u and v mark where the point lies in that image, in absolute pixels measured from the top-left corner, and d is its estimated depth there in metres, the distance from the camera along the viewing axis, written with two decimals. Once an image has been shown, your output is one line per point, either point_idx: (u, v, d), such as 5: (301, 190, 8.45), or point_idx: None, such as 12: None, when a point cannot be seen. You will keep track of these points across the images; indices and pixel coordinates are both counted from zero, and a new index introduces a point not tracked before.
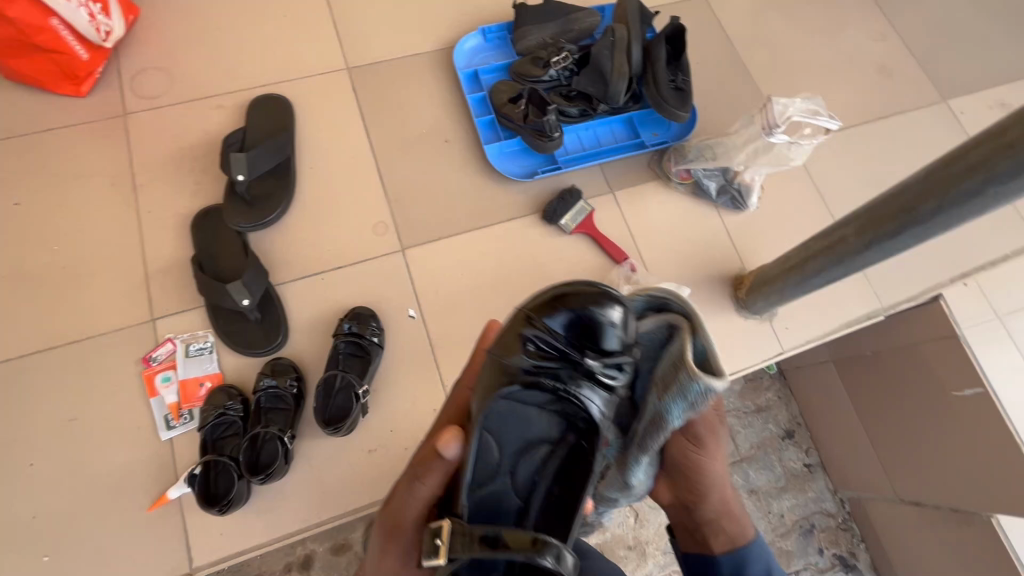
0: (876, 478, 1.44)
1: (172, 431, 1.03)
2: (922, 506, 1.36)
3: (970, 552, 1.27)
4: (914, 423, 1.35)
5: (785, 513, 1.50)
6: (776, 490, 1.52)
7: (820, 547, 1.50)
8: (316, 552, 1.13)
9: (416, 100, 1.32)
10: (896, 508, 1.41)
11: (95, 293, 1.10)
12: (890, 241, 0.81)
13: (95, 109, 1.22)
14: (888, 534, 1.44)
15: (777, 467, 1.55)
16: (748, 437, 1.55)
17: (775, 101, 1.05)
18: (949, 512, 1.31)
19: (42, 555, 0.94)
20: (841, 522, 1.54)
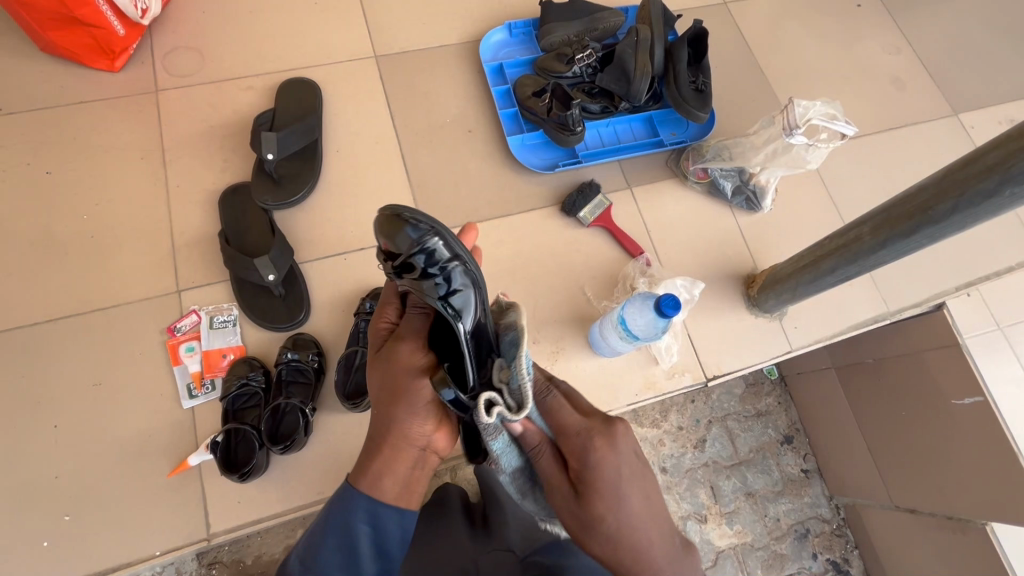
0: (872, 483, 1.47)
1: (194, 399, 1.05)
2: (917, 513, 1.39)
3: (964, 560, 1.30)
4: (914, 429, 1.38)
5: (781, 517, 1.53)
6: (773, 494, 1.55)
7: (814, 552, 1.53)
8: None
9: (441, 90, 1.35)
10: (892, 514, 1.44)
11: (122, 263, 1.12)
12: (904, 240, 0.84)
13: (128, 84, 1.25)
14: (882, 540, 1.46)
15: (775, 471, 1.57)
16: (747, 440, 1.58)
17: (797, 104, 1.07)
18: (944, 519, 1.34)
19: (63, 514, 0.96)
20: (835, 528, 1.56)
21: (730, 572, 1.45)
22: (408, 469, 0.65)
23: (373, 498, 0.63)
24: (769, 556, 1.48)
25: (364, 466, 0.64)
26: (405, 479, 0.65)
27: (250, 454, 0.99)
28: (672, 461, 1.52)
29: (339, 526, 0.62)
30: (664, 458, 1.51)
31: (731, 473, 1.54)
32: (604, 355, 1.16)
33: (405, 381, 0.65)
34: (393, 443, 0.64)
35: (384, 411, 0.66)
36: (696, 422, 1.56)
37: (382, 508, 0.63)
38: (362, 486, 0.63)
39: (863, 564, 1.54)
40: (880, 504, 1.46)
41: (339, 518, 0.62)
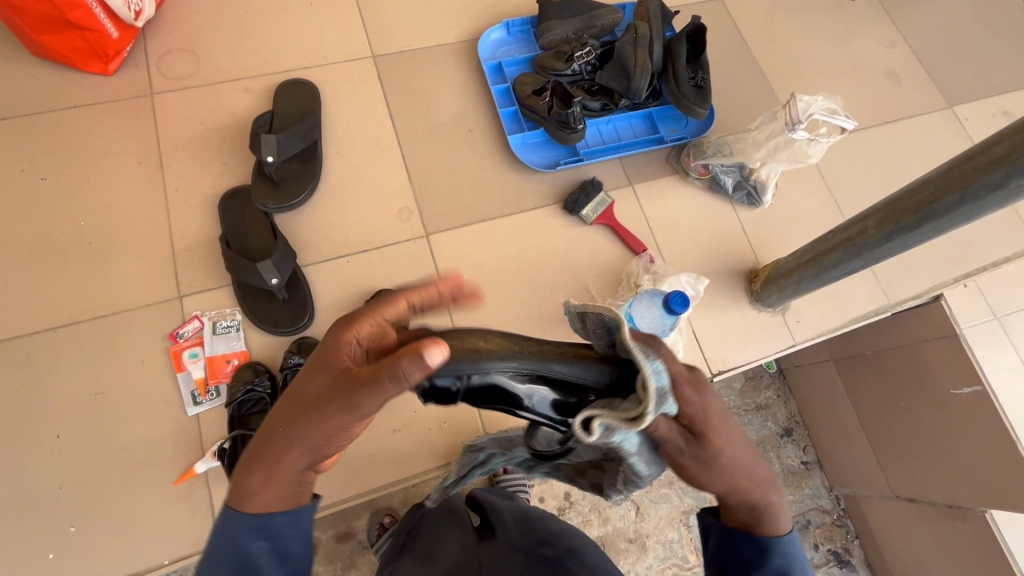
0: (871, 473, 1.48)
1: (199, 406, 1.04)
2: (917, 502, 1.41)
3: (963, 547, 1.32)
4: (914, 419, 1.39)
5: None
6: None
7: (815, 543, 1.54)
8: (321, 539, 1.15)
9: (441, 89, 1.34)
10: (892, 504, 1.45)
11: (122, 270, 1.10)
12: (910, 233, 0.85)
13: (122, 88, 1.23)
14: (883, 529, 1.48)
15: (775, 464, 1.59)
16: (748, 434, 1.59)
17: (798, 99, 1.08)
18: (945, 507, 1.35)
19: (69, 525, 0.95)
20: (836, 518, 1.58)
21: None
22: (290, 492, 0.60)
23: (257, 518, 0.59)
24: None
25: (256, 480, 0.59)
26: (287, 500, 0.61)
27: None
28: None
29: (229, 540, 0.59)
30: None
31: None
32: None
33: (325, 430, 0.56)
34: (283, 470, 0.59)
35: (287, 438, 0.58)
36: None
37: (273, 524, 0.60)
38: (241, 497, 0.59)
39: (864, 554, 1.55)
40: (881, 494, 1.47)
41: (228, 536, 0.59)
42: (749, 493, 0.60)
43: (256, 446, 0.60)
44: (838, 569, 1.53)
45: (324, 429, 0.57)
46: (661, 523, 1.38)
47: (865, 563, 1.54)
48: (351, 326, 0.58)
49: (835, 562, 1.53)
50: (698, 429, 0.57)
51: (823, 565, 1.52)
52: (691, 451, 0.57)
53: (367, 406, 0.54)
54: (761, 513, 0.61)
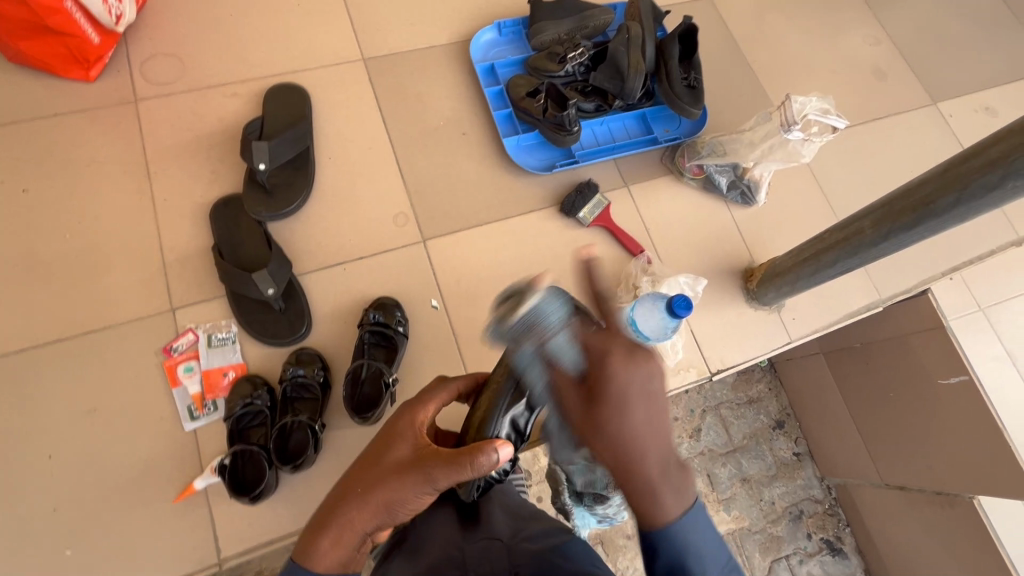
0: (862, 463, 1.51)
1: (196, 421, 1.01)
2: (907, 490, 1.44)
3: (951, 532, 1.35)
4: (904, 410, 1.42)
5: (776, 500, 1.56)
6: (768, 478, 1.58)
7: (808, 532, 1.57)
8: None
9: (433, 92, 1.33)
10: (882, 492, 1.48)
11: (111, 283, 1.07)
12: (907, 233, 0.86)
13: (105, 95, 1.19)
14: (874, 518, 1.51)
15: (768, 456, 1.61)
16: (741, 427, 1.61)
17: (793, 100, 1.09)
18: (933, 494, 1.38)
19: (65, 547, 0.92)
20: (827, 507, 1.61)
21: None
22: (348, 558, 0.63)
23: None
24: (766, 539, 1.51)
25: (323, 543, 0.62)
26: (346, 564, 0.63)
27: (259, 475, 0.97)
28: None
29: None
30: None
31: (727, 461, 1.56)
32: None
33: (399, 502, 0.61)
34: (349, 537, 0.62)
35: (362, 506, 0.62)
36: (690, 412, 1.59)
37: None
38: (306, 560, 0.61)
39: (855, 541, 1.58)
40: (871, 482, 1.50)
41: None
42: (655, 481, 0.57)
43: (324, 513, 0.63)
44: (831, 556, 1.55)
45: (400, 496, 0.61)
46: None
47: (857, 550, 1.57)
48: (426, 405, 0.68)
49: (827, 550, 1.56)
50: (597, 388, 0.59)
51: (816, 553, 1.54)
52: (590, 413, 0.59)
53: (443, 485, 0.61)
54: (662, 503, 0.57)
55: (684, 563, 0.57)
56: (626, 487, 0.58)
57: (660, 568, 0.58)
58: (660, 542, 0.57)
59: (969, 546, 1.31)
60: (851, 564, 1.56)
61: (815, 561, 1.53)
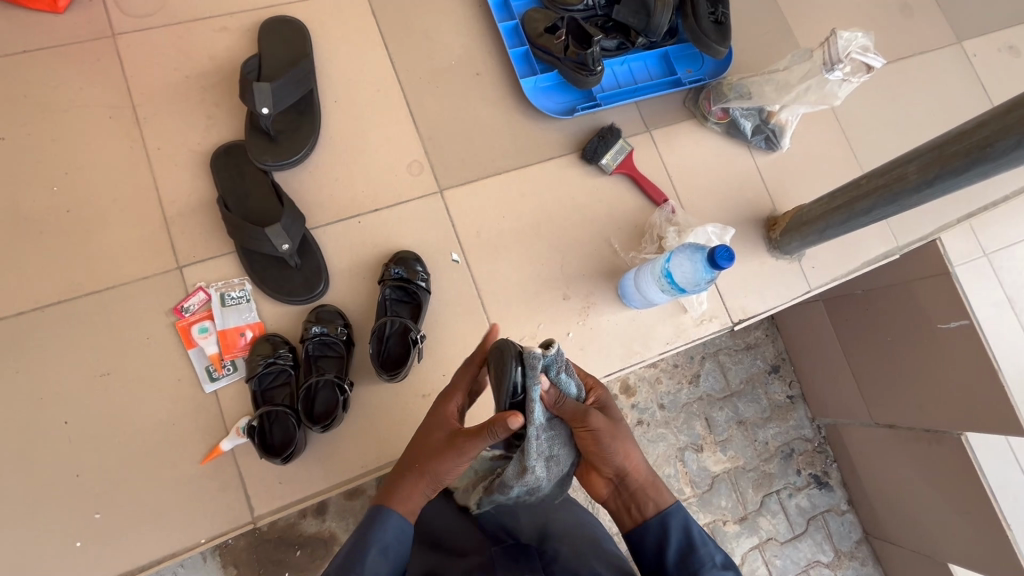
0: (856, 405, 1.56)
1: (216, 382, 0.98)
2: (897, 429, 1.49)
3: (938, 466, 1.40)
4: (896, 354, 1.45)
5: (770, 440, 1.62)
6: (763, 420, 1.63)
7: (798, 468, 1.63)
8: (331, 499, 1.20)
9: (443, 27, 1.22)
10: (873, 431, 1.54)
11: (110, 241, 1.00)
12: (955, 177, 0.84)
13: (77, 29, 1.07)
14: (860, 454, 1.58)
15: (764, 399, 1.66)
16: (739, 372, 1.65)
17: (839, 36, 1.03)
18: (922, 432, 1.43)
19: (93, 512, 0.90)
20: (817, 445, 1.67)
21: (726, 494, 1.54)
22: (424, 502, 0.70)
23: (401, 528, 0.67)
24: (759, 476, 1.58)
25: (404, 490, 0.69)
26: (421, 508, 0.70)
27: (288, 437, 0.95)
28: (670, 397, 1.57)
29: (376, 541, 0.65)
30: (661, 395, 1.56)
31: (725, 405, 1.61)
32: (634, 307, 1.15)
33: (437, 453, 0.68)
34: (422, 492, 0.69)
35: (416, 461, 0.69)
36: (691, 358, 1.61)
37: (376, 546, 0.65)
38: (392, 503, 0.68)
39: (841, 475, 1.66)
40: (861, 422, 1.56)
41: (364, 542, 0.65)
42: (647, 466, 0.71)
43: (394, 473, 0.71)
44: (818, 489, 1.63)
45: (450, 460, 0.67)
46: (659, 459, 1.50)
47: (842, 482, 1.65)
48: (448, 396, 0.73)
49: (816, 485, 1.63)
50: (605, 407, 0.72)
51: (805, 487, 1.62)
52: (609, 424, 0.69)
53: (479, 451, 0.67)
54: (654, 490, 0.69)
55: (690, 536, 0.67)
56: (636, 484, 0.69)
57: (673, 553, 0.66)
58: (670, 521, 0.67)
59: (951, 480, 1.38)
60: (836, 496, 1.64)
61: (804, 494, 1.61)
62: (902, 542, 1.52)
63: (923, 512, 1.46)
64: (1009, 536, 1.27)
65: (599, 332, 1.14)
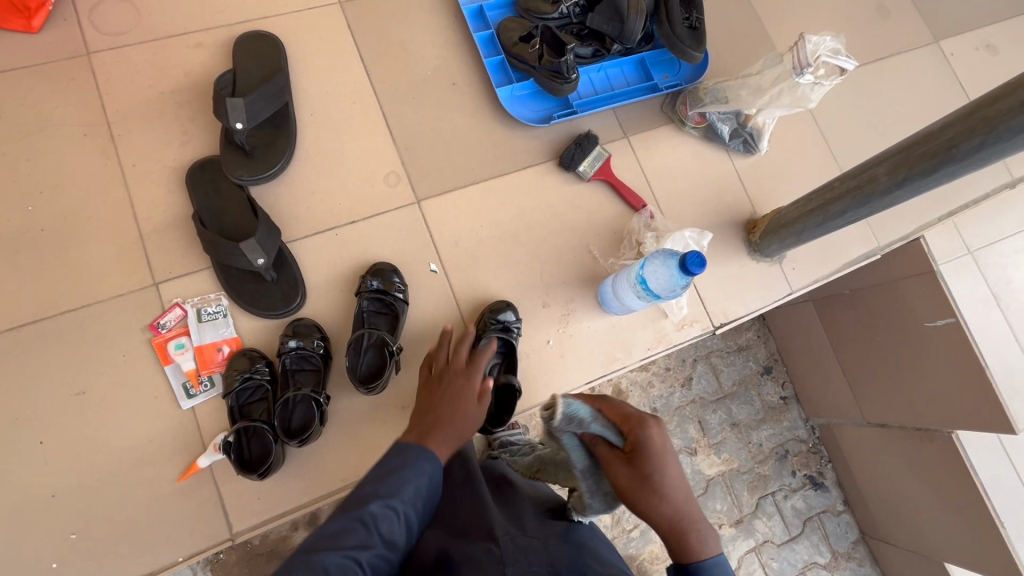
0: (846, 405, 1.56)
1: (193, 399, 0.98)
2: (888, 428, 1.49)
3: (930, 464, 1.39)
4: (884, 354, 1.45)
5: (764, 442, 1.62)
6: (756, 422, 1.63)
7: (793, 469, 1.62)
8: (323, 510, 1.19)
9: (419, 37, 1.23)
10: (864, 430, 1.54)
11: (85, 259, 1.00)
12: (922, 179, 0.85)
13: (51, 48, 1.07)
14: (853, 453, 1.57)
15: (756, 401, 1.65)
16: (730, 375, 1.65)
17: (807, 40, 1.04)
18: (913, 430, 1.42)
19: (69, 532, 0.90)
20: (811, 446, 1.67)
21: (721, 497, 1.53)
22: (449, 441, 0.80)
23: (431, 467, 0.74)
24: (754, 479, 1.57)
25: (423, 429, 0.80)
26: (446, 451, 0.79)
27: (265, 451, 0.95)
28: (661, 401, 1.57)
29: (416, 474, 0.72)
30: (653, 399, 1.56)
31: (717, 408, 1.60)
32: (614, 313, 1.15)
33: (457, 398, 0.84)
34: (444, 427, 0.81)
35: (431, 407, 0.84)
36: (682, 361, 1.61)
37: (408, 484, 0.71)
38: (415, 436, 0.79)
39: (835, 475, 1.65)
40: (853, 421, 1.56)
41: (401, 479, 0.71)
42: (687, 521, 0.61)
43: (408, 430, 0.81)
44: (813, 490, 1.62)
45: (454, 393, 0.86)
46: None
47: (837, 483, 1.65)
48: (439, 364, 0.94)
49: (811, 485, 1.62)
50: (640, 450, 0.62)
51: (799, 489, 1.61)
52: (634, 473, 0.62)
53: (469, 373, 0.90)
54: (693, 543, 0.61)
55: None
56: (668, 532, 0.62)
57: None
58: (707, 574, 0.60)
59: (943, 478, 1.37)
60: (831, 496, 1.63)
61: (799, 496, 1.60)
62: (899, 542, 1.51)
63: (915, 510, 1.46)
64: (1002, 534, 1.26)
65: (580, 338, 1.14)
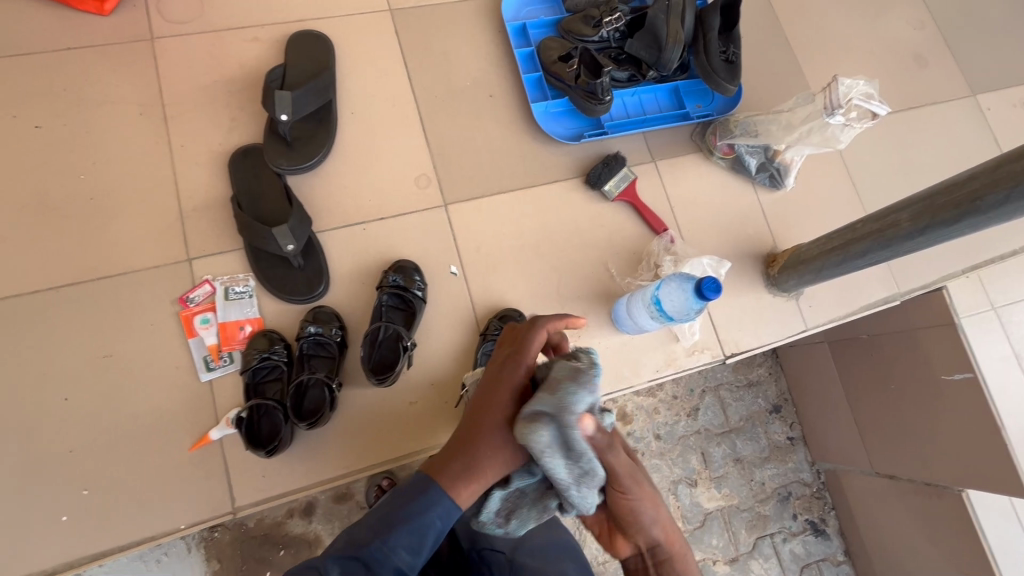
0: (854, 451, 1.53)
1: (212, 372, 1.01)
2: (896, 479, 1.45)
3: (937, 521, 1.36)
4: (897, 402, 1.43)
5: (766, 481, 1.59)
6: (760, 460, 1.61)
7: (794, 512, 1.60)
8: (319, 499, 1.22)
9: (462, 49, 1.27)
10: (870, 479, 1.51)
11: (127, 230, 1.05)
12: (944, 229, 0.85)
13: (119, 31, 1.14)
14: (857, 502, 1.55)
15: (762, 439, 1.63)
16: (737, 410, 1.63)
17: (840, 82, 1.07)
18: (922, 484, 1.39)
19: (82, 488, 0.93)
20: (815, 491, 1.63)
21: (717, 532, 1.51)
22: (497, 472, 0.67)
23: (443, 508, 0.65)
24: (753, 517, 1.55)
25: (460, 476, 0.66)
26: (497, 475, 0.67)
27: (275, 430, 0.98)
28: (666, 429, 1.56)
29: (417, 519, 0.64)
30: (657, 426, 1.56)
31: (722, 441, 1.59)
32: (626, 332, 1.17)
33: (497, 406, 0.67)
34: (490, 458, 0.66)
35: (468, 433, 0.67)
36: (691, 391, 1.61)
37: (423, 519, 0.64)
38: (444, 488, 0.65)
39: (839, 523, 1.62)
40: (861, 469, 1.53)
41: (416, 510, 0.64)
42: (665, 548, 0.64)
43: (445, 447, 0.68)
44: (813, 537, 1.59)
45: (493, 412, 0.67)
46: None
47: (839, 531, 1.61)
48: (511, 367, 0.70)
49: (811, 531, 1.59)
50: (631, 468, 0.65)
51: (800, 533, 1.58)
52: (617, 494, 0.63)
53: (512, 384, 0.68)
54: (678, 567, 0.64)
55: None
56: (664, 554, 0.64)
57: None
58: None
59: (950, 536, 1.33)
60: (832, 545, 1.60)
61: (798, 540, 1.57)
62: None
63: (918, 567, 1.42)
64: None
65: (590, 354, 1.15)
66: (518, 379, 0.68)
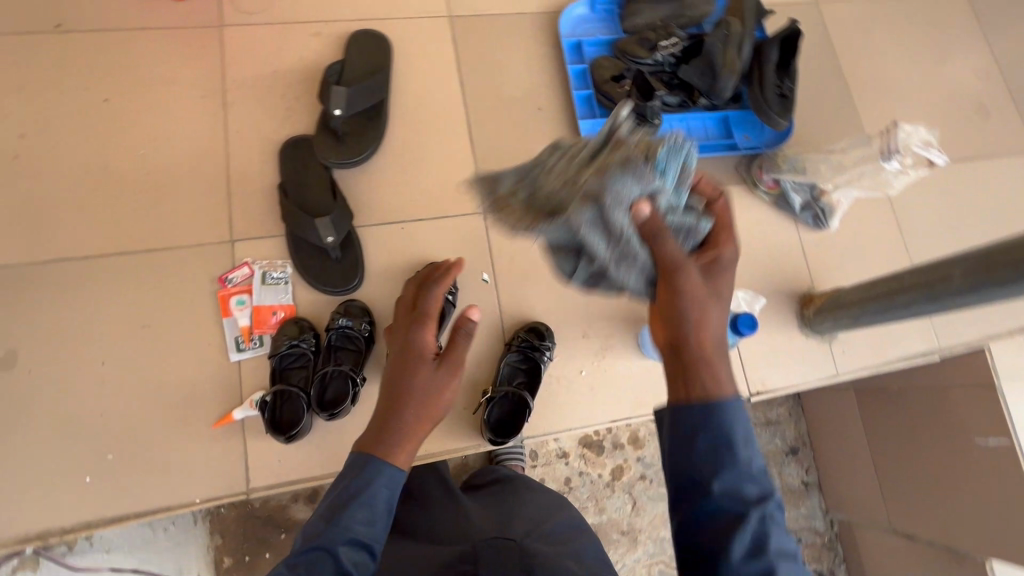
0: (874, 506, 1.47)
1: (241, 353, 1.04)
2: (915, 540, 1.39)
3: None
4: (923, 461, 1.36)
5: None
6: None
7: None
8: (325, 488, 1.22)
9: (516, 61, 1.29)
10: (888, 538, 1.45)
11: (177, 206, 1.09)
12: (997, 289, 0.82)
13: (192, 16, 1.19)
14: (871, 559, 1.49)
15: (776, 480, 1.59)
16: None
17: (901, 128, 1.11)
18: (943, 550, 1.33)
19: (107, 451, 0.96)
20: (826, 541, 1.59)
21: None
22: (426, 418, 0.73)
23: (388, 476, 0.69)
24: None
25: (390, 441, 0.70)
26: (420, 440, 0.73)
27: (296, 416, 0.99)
28: None
29: (370, 493, 0.68)
30: None
31: None
32: (652, 358, 1.16)
33: (415, 368, 0.73)
34: (413, 417, 0.71)
35: (396, 399, 0.72)
36: None
37: (370, 492, 0.68)
38: (382, 456, 0.70)
39: None
40: (879, 527, 1.47)
41: (361, 484, 0.68)
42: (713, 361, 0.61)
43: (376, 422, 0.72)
44: None
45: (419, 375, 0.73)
46: (656, 520, 1.37)
47: None
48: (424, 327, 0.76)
49: None
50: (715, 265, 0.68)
51: None
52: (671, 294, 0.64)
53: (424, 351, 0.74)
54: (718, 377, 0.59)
55: (745, 489, 0.55)
56: (694, 354, 0.61)
57: (716, 493, 0.54)
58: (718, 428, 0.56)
59: None
60: None
61: None
62: None
63: None
64: None
65: (613, 376, 1.14)
66: (427, 344, 0.75)
